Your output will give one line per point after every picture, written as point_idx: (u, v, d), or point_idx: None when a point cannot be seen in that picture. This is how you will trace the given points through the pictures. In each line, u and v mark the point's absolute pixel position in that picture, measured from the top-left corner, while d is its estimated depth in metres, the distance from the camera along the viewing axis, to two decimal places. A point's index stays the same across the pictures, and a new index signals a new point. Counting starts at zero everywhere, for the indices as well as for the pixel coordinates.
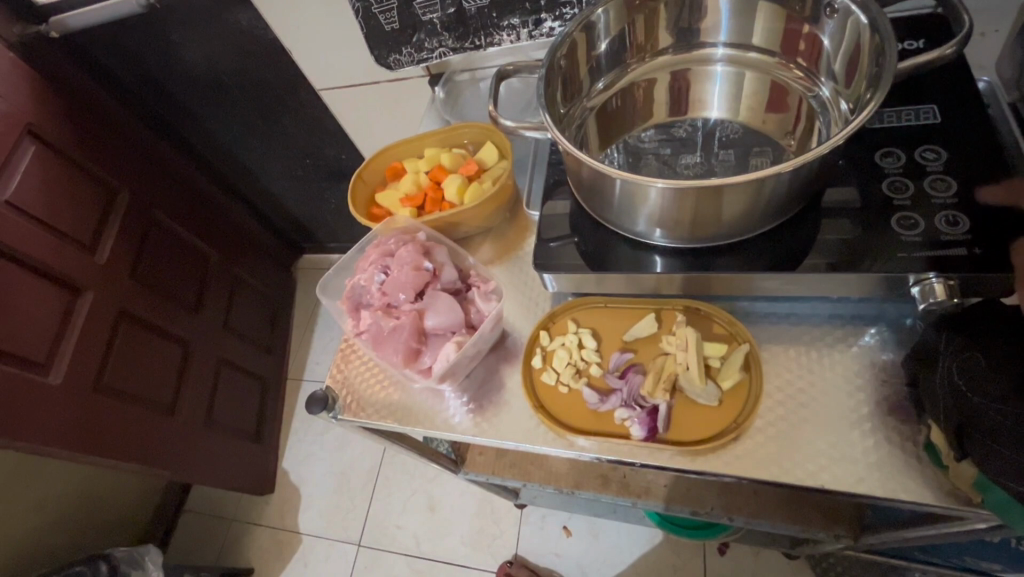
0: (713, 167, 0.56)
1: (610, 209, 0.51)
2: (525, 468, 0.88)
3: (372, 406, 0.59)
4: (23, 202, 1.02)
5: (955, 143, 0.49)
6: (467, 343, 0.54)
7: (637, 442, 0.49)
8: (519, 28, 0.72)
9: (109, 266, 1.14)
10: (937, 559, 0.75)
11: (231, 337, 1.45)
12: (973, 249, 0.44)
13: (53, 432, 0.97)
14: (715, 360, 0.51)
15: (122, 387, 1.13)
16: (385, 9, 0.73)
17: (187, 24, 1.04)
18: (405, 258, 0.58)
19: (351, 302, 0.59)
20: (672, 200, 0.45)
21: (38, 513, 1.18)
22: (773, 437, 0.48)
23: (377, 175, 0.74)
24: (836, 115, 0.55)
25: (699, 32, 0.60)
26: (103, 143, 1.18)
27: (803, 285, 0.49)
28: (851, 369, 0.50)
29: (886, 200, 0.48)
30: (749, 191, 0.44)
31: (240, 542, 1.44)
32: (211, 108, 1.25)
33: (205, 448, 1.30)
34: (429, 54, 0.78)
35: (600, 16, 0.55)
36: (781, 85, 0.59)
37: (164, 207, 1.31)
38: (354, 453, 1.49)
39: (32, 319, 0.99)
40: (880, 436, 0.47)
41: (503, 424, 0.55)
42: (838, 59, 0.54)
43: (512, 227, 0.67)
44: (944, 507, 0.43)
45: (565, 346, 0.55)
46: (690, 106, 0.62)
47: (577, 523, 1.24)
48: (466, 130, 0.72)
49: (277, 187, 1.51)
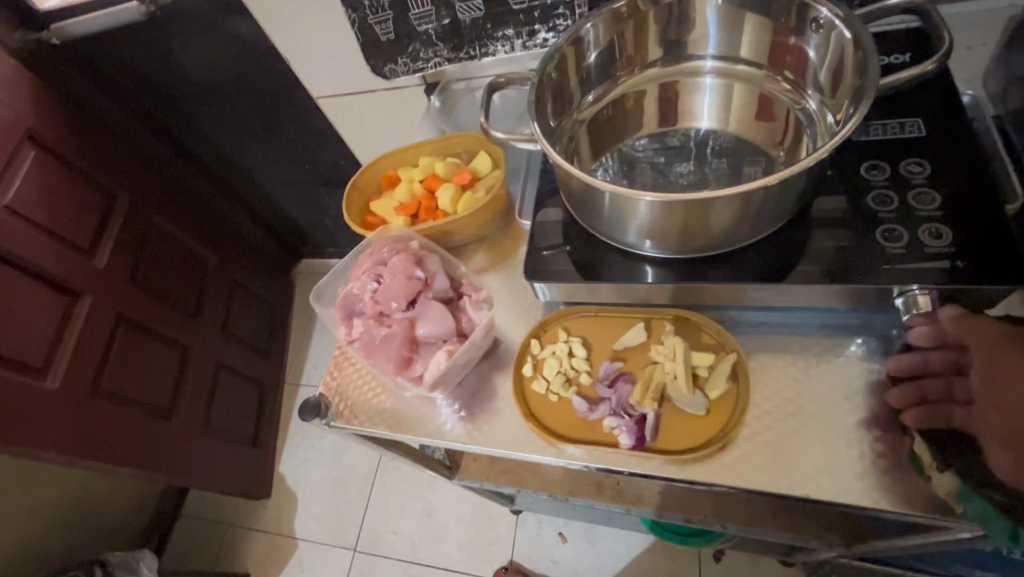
0: (706, 177, 0.57)
1: (600, 220, 0.51)
2: (520, 474, 0.89)
3: (365, 413, 0.59)
4: (23, 207, 1.03)
5: (940, 156, 0.50)
6: (459, 352, 0.55)
7: (625, 451, 0.50)
8: (513, 39, 0.73)
9: (107, 271, 1.15)
10: (929, 567, 0.75)
11: (229, 342, 1.46)
12: (956, 261, 0.44)
13: (50, 436, 0.98)
14: (702, 370, 0.52)
15: (119, 391, 1.13)
16: (380, 20, 0.73)
17: (187, 32, 1.05)
18: (398, 266, 0.58)
19: (344, 309, 0.60)
20: (659, 212, 0.46)
21: (35, 518, 1.19)
22: (760, 446, 0.49)
23: (371, 184, 0.74)
24: (823, 127, 0.55)
25: (687, 45, 0.61)
26: (102, 148, 1.19)
27: (790, 295, 0.49)
28: (838, 379, 0.50)
29: (872, 213, 0.49)
30: (735, 203, 0.45)
31: (236, 547, 1.44)
32: (210, 114, 1.26)
33: (202, 453, 1.31)
34: (424, 64, 0.78)
35: (589, 30, 0.56)
36: (770, 96, 0.60)
37: (163, 212, 1.32)
38: (351, 458, 1.49)
39: (30, 323, 0.99)
40: (865, 445, 0.47)
41: (494, 431, 0.55)
42: (823, 71, 0.55)
43: (505, 235, 0.68)
44: (927, 516, 0.44)
45: (555, 354, 0.55)
46: (680, 117, 0.62)
47: (573, 529, 1.24)
48: (460, 139, 0.72)
49: (276, 192, 1.52)
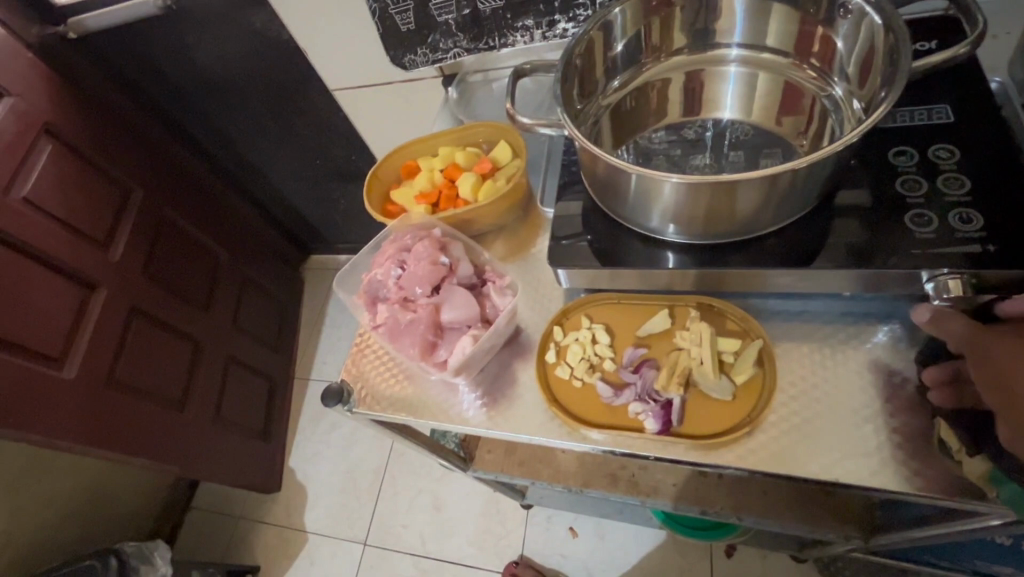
0: (728, 165, 0.57)
1: (626, 205, 0.51)
2: (534, 466, 0.89)
3: (387, 399, 0.60)
4: (40, 199, 1.03)
5: (968, 142, 0.50)
6: (483, 337, 0.55)
7: (651, 436, 0.50)
8: (533, 30, 0.73)
9: (122, 263, 1.15)
10: (947, 561, 0.75)
11: (240, 336, 1.46)
12: (987, 245, 0.44)
13: (65, 426, 0.98)
14: (728, 356, 0.52)
15: (133, 383, 1.14)
16: (401, 10, 0.74)
17: (203, 25, 1.06)
18: (422, 253, 0.58)
19: (368, 295, 0.60)
20: (687, 196, 0.46)
21: (49, 508, 1.19)
22: (786, 431, 0.49)
23: (392, 173, 0.75)
24: (849, 114, 0.55)
25: (713, 33, 0.61)
26: (117, 141, 1.20)
27: (818, 280, 0.49)
28: (864, 366, 0.50)
29: (900, 198, 0.49)
30: (764, 187, 0.45)
31: (246, 540, 1.44)
32: (223, 108, 1.26)
33: (213, 445, 1.31)
34: (443, 54, 0.79)
35: (617, 15, 0.56)
36: (794, 85, 0.60)
37: (176, 206, 1.32)
38: (360, 453, 1.49)
39: (47, 314, 1.00)
40: (893, 432, 0.47)
41: (518, 418, 0.55)
42: (851, 59, 0.54)
43: (526, 224, 0.68)
44: (955, 500, 0.43)
45: (578, 341, 0.55)
46: (703, 106, 0.62)
47: (583, 524, 1.24)
48: (481, 129, 0.73)
49: (287, 187, 1.52)
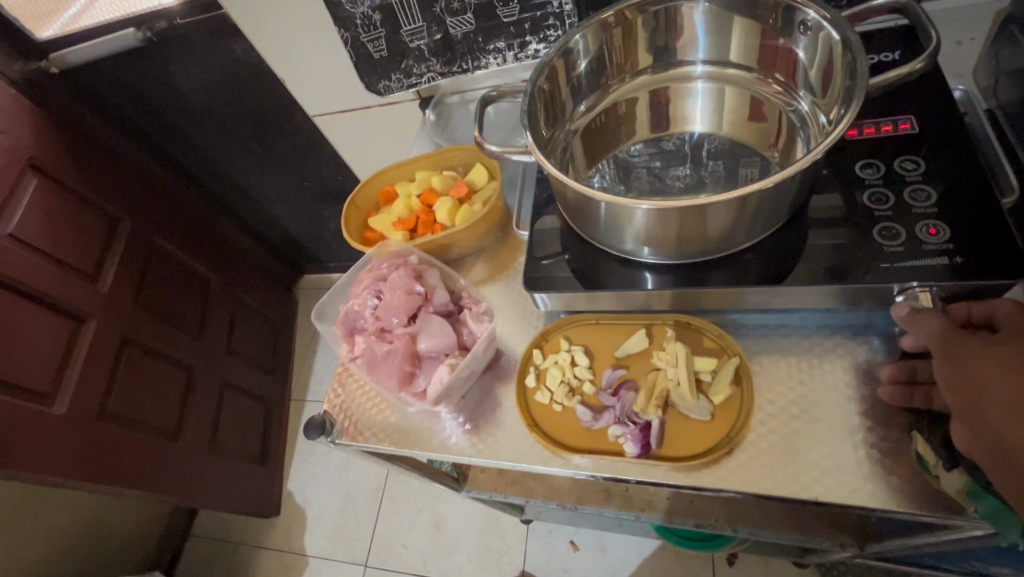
0: (702, 179, 0.57)
1: (598, 229, 0.51)
2: (528, 483, 0.89)
3: (370, 429, 0.59)
4: (27, 235, 1.04)
5: (935, 152, 0.50)
6: (460, 365, 0.55)
7: (631, 459, 0.50)
8: (506, 52, 0.74)
9: (111, 294, 1.15)
10: (946, 564, 0.75)
11: (234, 360, 1.46)
12: (955, 257, 0.44)
13: (57, 461, 0.98)
14: (706, 375, 0.52)
15: (125, 414, 1.13)
16: (373, 38, 0.74)
17: (184, 56, 1.06)
18: (397, 282, 0.58)
19: (345, 327, 0.60)
20: (656, 218, 0.46)
21: (44, 543, 1.19)
22: (766, 449, 0.49)
23: (369, 200, 0.75)
24: (815, 128, 0.56)
25: (676, 50, 0.61)
26: (103, 172, 1.20)
27: (791, 296, 0.49)
28: (842, 379, 0.50)
29: (868, 211, 0.49)
30: (732, 208, 0.45)
31: (245, 566, 1.44)
32: (208, 135, 1.27)
33: (209, 472, 1.31)
34: (418, 79, 0.79)
35: (578, 41, 0.56)
36: (760, 98, 0.60)
37: (165, 233, 1.32)
38: (358, 473, 1.48)
39: (37, 350, 1.00)
40: (873, 447, 0.46)
41: (500, 445, 0.55)
42: (813, 70, 0.55)
43: (503, 246, 0.68)
44: (936, 515, 0.43)
45: (558, 363, 0.55)
46: (672, 122, 0.63)
47: (584, 537, 1.24)
48: (457, 153, 0.73)
49: (276, 210, 1.52)
